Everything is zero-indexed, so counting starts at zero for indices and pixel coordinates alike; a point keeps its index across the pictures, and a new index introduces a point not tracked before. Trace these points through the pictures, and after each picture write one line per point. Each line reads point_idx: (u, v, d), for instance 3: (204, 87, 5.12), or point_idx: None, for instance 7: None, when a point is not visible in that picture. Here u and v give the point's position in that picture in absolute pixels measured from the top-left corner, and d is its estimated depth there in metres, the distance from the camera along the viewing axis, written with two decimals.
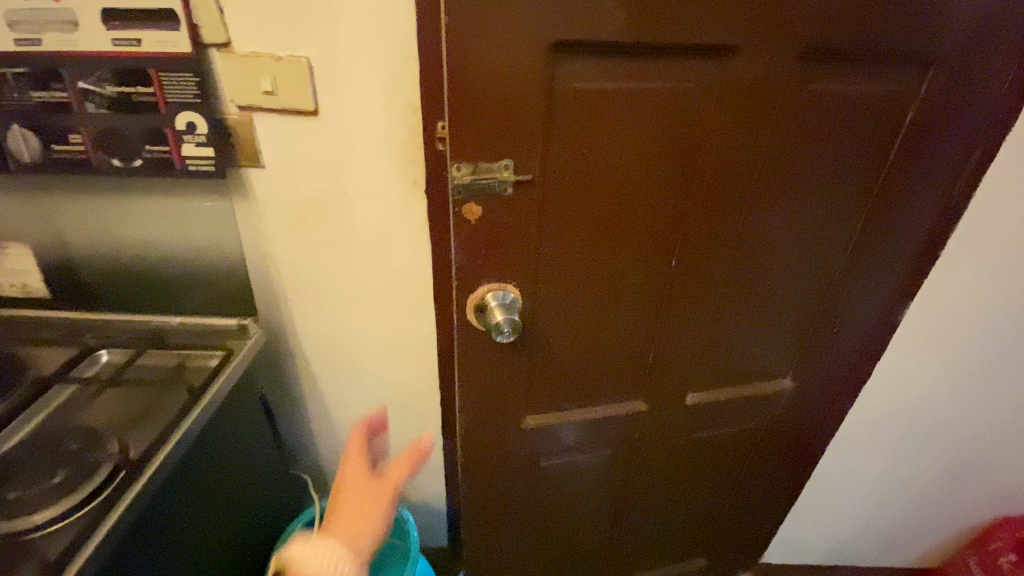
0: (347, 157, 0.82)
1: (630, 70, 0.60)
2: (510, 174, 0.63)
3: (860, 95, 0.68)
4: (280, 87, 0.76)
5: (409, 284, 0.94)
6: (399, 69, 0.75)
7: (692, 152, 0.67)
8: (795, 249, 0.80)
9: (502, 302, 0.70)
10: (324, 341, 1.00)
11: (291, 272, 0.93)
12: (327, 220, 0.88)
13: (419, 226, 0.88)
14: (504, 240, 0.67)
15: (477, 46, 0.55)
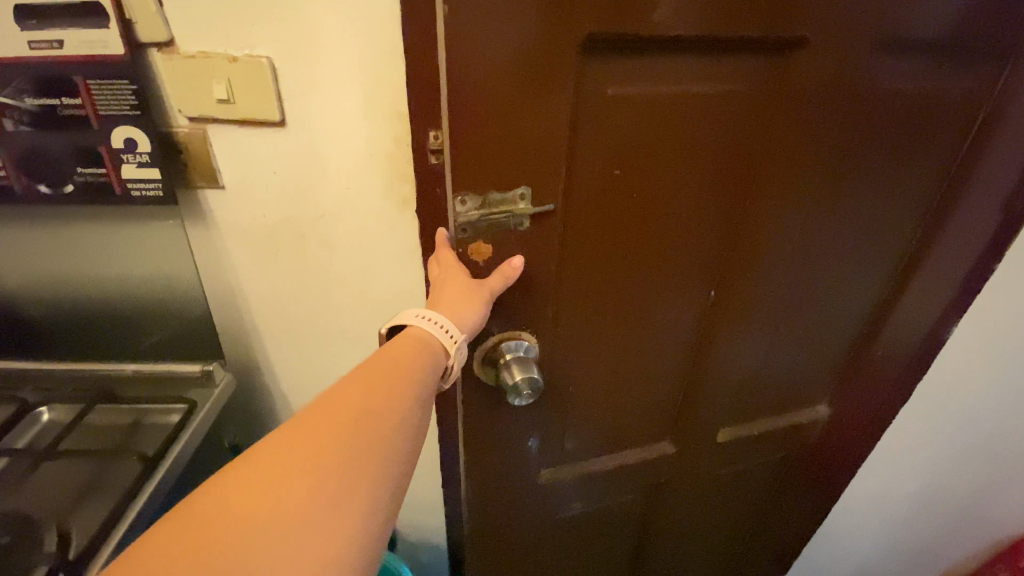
0: (323, 177, 0.70)
1: (672, 76, 0.49)
2: (528, 204, 0.52)
3: (928, 93, 0.58)
4: (237, 94, 0.63)
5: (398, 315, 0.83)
6: (382, 70, 0.63)
7: (738, 170, 0.57)
8: (841, 269, 0.70)
9: (516, 352, 0.59)
10: (305, 381, 0.89)
11: (268, 311, 0.81)
12: (307, 250, 0.76)
13: (409, 250, 0.76)
14: (519, 280, 0.56)
15: (486, 49, 0.43)
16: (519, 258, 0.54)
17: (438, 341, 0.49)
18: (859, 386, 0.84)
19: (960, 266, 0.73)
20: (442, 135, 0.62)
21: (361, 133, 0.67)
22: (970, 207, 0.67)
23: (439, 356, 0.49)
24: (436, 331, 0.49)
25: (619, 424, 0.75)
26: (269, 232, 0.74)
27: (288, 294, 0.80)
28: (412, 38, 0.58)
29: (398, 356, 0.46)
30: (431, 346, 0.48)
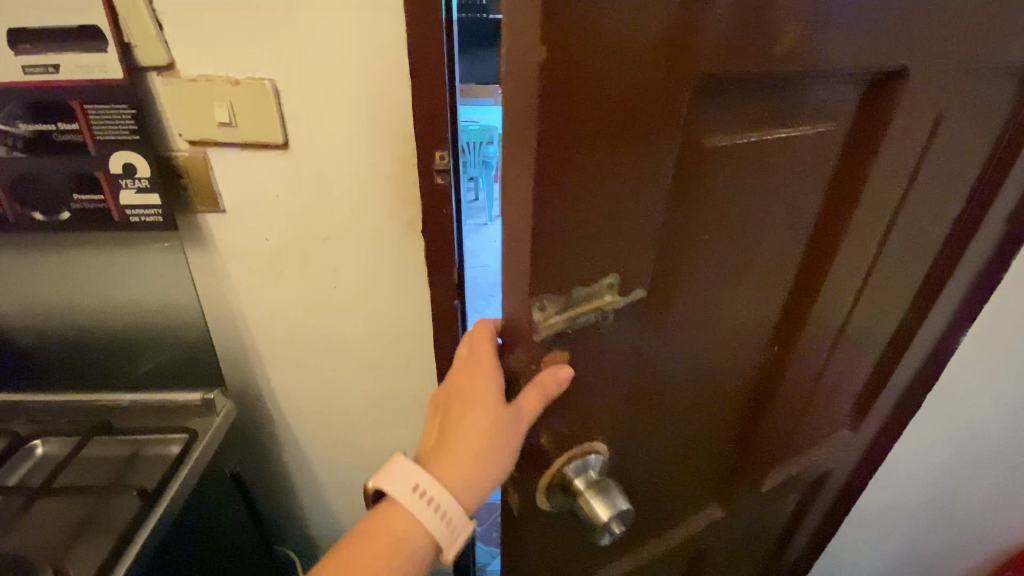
0: (326, 198, 0.69)
1: (760, 115, 0.44)
2: (616, 293, 0.43)
3: (970, 116, 0.55)
4: (240, 117, 0.63)
5: (403, 335, 0.81)
6: (388, 90, 0.61)
7: (804, 210, 0.54)
8: (879, 295, 0.67)
9: (587, 474, 0.52)
10: (310, 400, 0.88)
11: (278, 339, 0.81)
12: (315, 278, 0.75)
13: (416, 271, 0.75)
14: (599, 371, 0.48)
15: (585, 109, 0.34)
16: (566, 369, 0.44)
17: (431, 530, 0.45)
18: (872, 399, 0.82)
19: (966, 274, 0.72)
20: (448, 155, 0.63)
21: (366, 154, 0.66)
22: (985, 216, 0.66)
23: (428, 549, 0.46)
24: (430, 518, 0.45)
25: (659, 488, 0.66)
26: (274, 259, 0.73)
27: (297, 322, 0.79)
28: (419, 59, 0.58)
29: (389, 542, 0.45)
30: (423, 537, 0.46)
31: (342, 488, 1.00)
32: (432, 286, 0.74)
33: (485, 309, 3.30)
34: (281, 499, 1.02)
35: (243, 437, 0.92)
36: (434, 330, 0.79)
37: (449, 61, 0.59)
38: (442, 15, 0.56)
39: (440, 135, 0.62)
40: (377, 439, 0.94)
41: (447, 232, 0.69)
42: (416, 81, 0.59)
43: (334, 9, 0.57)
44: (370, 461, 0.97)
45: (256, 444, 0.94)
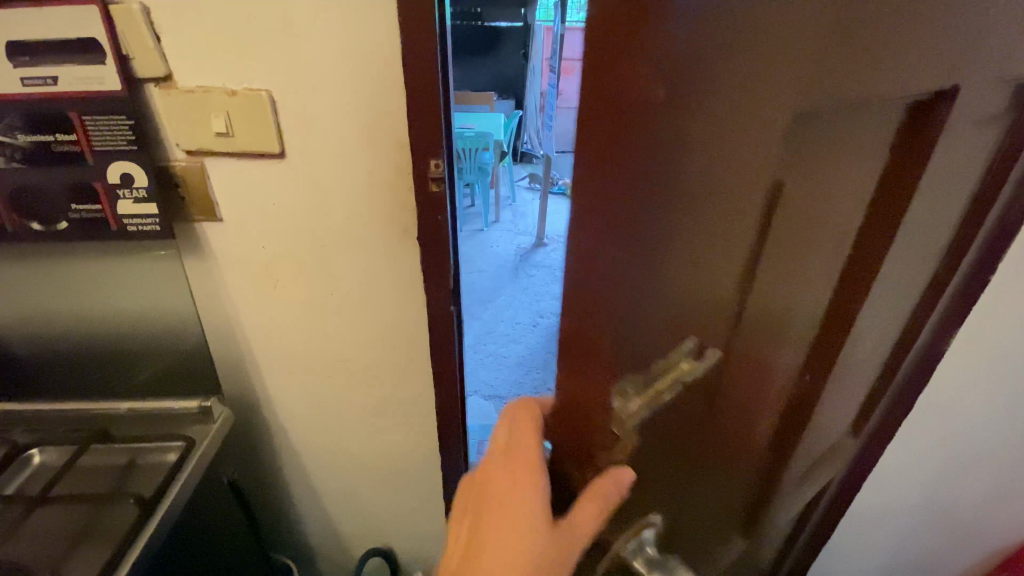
0: (322, 206, 0.69)
1: (847, 146, 0.40)
2: (694, 360, 0.40)
3: (994, 123, 0.53)
4: (237, 128, 0.63)
5: (400, 341, 0.82)
6: (382, 100, 0.63)
7: (868, 240, 0.50)
8: (902, 305, 0.65)
9: (644, 549, 0.46)
10: (308, 406, 0.89)
11: (275, 345, 0.81)
12: (312, 284, 0.76)
13: (412, 277, 0.75)
14: (669, 437, 0.43)
15: (686, 171, 0.30)
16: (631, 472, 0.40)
17: None
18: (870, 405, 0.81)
19: (954, 276, 0.73)
20: (442, 163, 0.64)
21: (361, 163, 0.67)
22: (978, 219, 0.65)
23: None
24: None
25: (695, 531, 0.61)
26: (272, 266, 0.74)
27: (295, 328, 0.80)
28: (412, 69, 0.59)
29: None
30: None
31: (339, 495, 1.01)
32: (427, 292, 0.75)
33: (483, 314, 3.31)
34: (278, 507, 1.02)
35: (240, 444, 0.93)
36: (430, 335, 0.80)
37: (441, 71, 0.61)
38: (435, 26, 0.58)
39: (434, 143, 0.63)
40: (375, 446, 0.94)
41: (442, 238, 0.70)
42: (410, 89, 0.60)
43: (329, 21, 0.58)
44: (367, 467, 0.97)
45: (253, 452, 0.94)
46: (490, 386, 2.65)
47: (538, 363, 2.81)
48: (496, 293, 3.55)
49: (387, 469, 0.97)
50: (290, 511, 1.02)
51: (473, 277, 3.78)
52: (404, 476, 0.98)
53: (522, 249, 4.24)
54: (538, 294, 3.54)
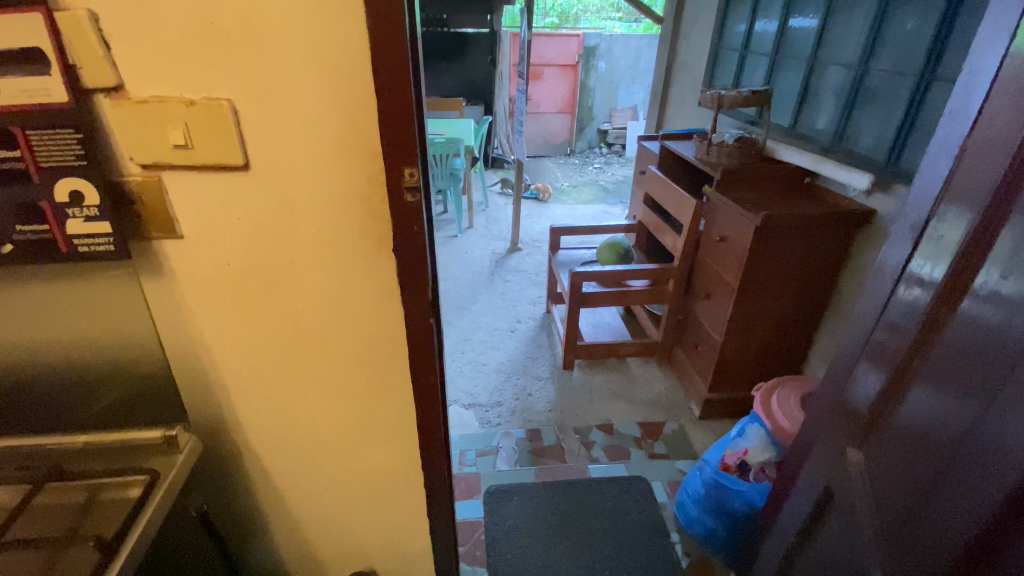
0: (288, 220, 0.66)
1: None
2: None
3: None
4: (197, 140, 0.60)
5: (377, 356, 0.79)
6: (351, 106, 0.60)
7: None
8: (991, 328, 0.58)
9: None
10: (279, 428, 0.85)
11: (246, 363, 0.78)
12: (285, 300, 0.73)
13: (387, 289, 0.73)
14: None
15: None
16: None
17: None
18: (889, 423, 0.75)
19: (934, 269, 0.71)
20: (417, 171, 0.63)
21: (331, 173, 0.64)
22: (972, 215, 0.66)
23: None
24: None
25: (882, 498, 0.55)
26: (240, 283, 0.71)
27: (266, 345, 0.76)
28: (382, 76, 0.58)
29: None
30: None
31: (316, 520, 0.96)
32: (405, 303, 0.73)
33: (458, 322, 3.28)
34: (251, 536, 0.97)
35: (209, 472, 0.88)
36: (409, 349, 0.78)
37: (412, 77, 0.59)
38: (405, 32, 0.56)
39: (408, 152, 0.62)
40: (353, 466, 0.91)
41: (418, 248, 0.69)
42: (382, 96, 0.59)
43: (291, 29, 0.56)
44: (344, 489, 0.93)
45: (222, 479, 0.89)
46: (470, 394, 2.62)
47: (517, 369, 2.80)
48: (471, 300, 3.53)
49: (366, 489, 0.94)
50: (265, 539, 0.97)
51: (448, 285, 3.75)
52: (385, 496, 0.95)
53: (496, 255, 4.24)
54: (513, 299, 3.53)
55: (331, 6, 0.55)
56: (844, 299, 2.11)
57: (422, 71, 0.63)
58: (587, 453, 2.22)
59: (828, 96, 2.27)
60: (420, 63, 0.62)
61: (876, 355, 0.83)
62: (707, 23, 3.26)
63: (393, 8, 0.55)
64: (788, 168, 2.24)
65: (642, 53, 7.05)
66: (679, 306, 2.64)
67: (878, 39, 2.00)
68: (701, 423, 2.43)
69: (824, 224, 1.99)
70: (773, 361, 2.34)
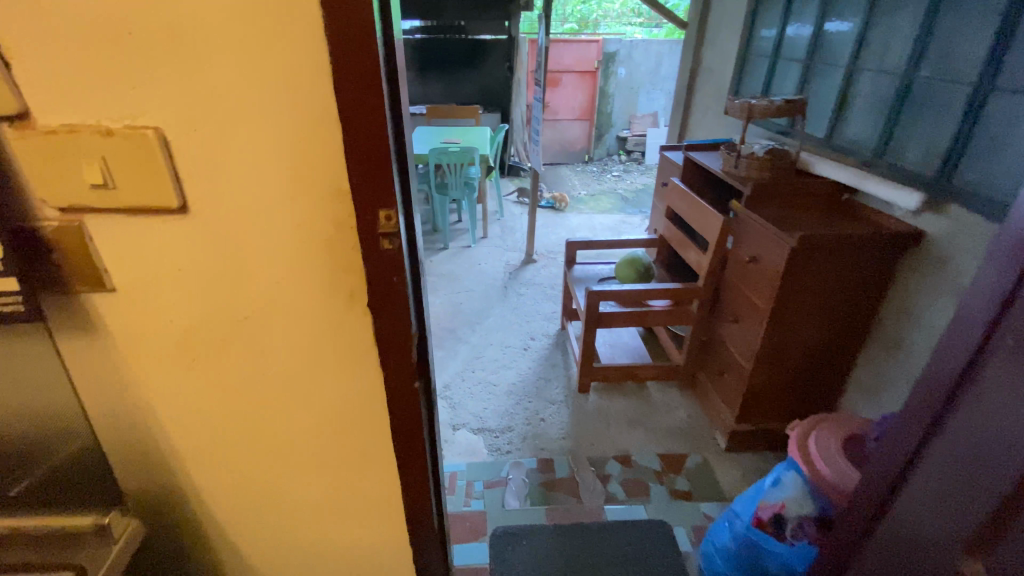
0: (240, 270, 0.55)
1: None
2: None
3: None
4: (120, 176, 0.48)
5: (352, 423, 0.67)
6: (308, 135, 0.48)
7: None
8: None
9: None
10: (244, 499, 0.73)
11: (206, 431, 0.66)
12: (245, 361, 0.61)
13: (362, 350, 0.60)
14: None
15: None
16: None
17: None
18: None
19: None
20: (395, 214, 0.51)
21: (288, 214, 0.52)
22: None
23: None
24: None
25: None
26: (188, 342, 0.59)
27: (225, 409, 0.65)
28: (347, 97, 0.45)
29: None
30: None
31: None
32: (385, 365, 0.61)
33: (470, 338, 3.16)
34: None
35: (165, 545, 0.77)
36: (391, 416, 0.66)
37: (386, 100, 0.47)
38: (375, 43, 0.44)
39: (384, 189, 0.49)
40: (330, 540, 0.78)
41: (396, 304, 0.56)
42: (349, 125, 0.47)
43: (228, 39, 0.44)
44: (321, 563, 0.81)
45: (180, 553, 0.78)
46: (479, 418, 2.48)
47: (529, 391, 2.66)
48: (484, 314, 3.42)
49: (345, 564, 0.81)
50: None
51: (459, 298, 3.64)
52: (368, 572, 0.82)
53: (510, 267, 4.11)
54: (526, 315, 3.40)
55: (281, 8, 0.43)
56: (890, 327, 1.95)
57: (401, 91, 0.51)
58: (603, 488, 2.08)
59: (870, 106, 2.09)
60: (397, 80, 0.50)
61: (974, 433, 0.70)
62: (734, 27, 3.10)
63: (359, 11, 0.43)
64: (824, 182, 2.07)
65: (663, 58, 6.87)
66: (703, 328, 2.47)
67: (927, 44, 1.82)
68: (727, 455, 2.26)
69: (869, 246, 1.82)
70: (806, 390, 2.17)
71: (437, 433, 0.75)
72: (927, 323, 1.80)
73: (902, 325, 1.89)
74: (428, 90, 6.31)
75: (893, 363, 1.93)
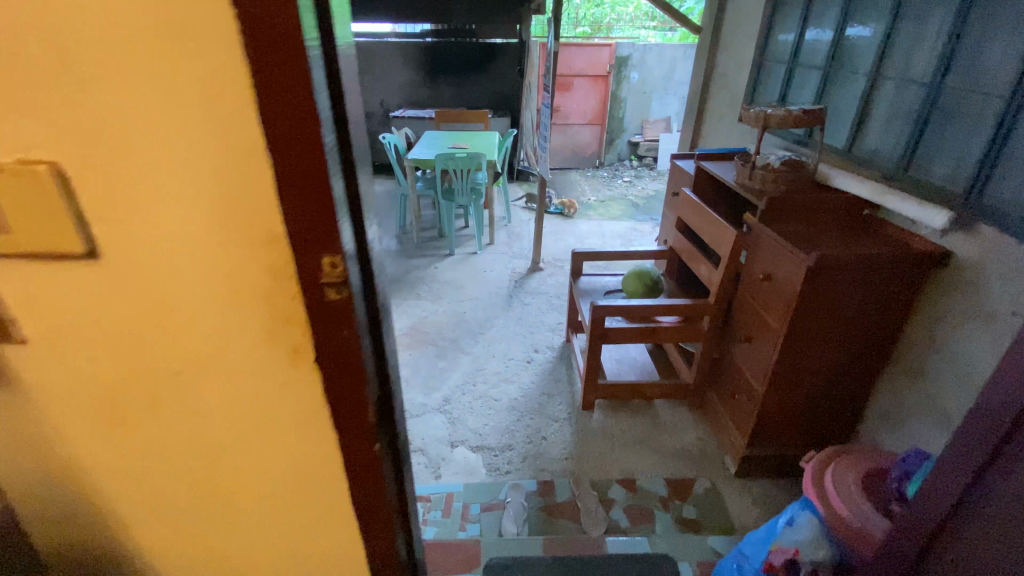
0: (165, 321, 0.48)
1: None
2: None
3: None
4: (19, 221, 0.44)
5: (303, 487, 0.59)
6: (232, 172, 0.42)
7: None
8: None
9: None
10: (196, 552, 0.67)
11: (145, 486, 0.60)
12: (180, 417, 0.54)
13: (309, 411, 0.53)
14: None
15: None
16: None
17: None
18: None
19: None
20: (341, 260, 0.44)
21: (215, 260, 0.45)
22: None
23: None
24: None
25: None
26: (115, 394, 0.53)
27: (162, 465, 0.59)
28: (278, 131, 0.40)
29: None
30: None
31: None
32: (338, 428, 0.54)
33: (472, 349, 3.09)
34: None
35: None
36: (347, 482, 0.58)
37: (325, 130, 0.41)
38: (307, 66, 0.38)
39: (327, 231, 0.43)
40: None
41: (345, 363, 0.49)
42: (282, 157, 0.41)
43: (130, 66, 0.39)
44: None
45: None
46: (478, 435, 2.41)
47: (531, 407, 2.57)
48: (487, 324, 3.34)
49: None
50: None
51: (463, 307, 3.57)
52: None
53: (516, 274, 4.04)
54: (531, 326, 3.31)
55: (188, 30, 0.38)
56: (915, 352, 1.85)
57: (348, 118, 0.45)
58: (605, 514, 1.99)
59: (893, 117, 1.98)
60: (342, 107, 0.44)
61: None
62: (750, 33, 2.99)
63: (285, 30, 0.37)
64: (844, 197, 1.96)
65: (677, 63, 6.77)
66: (713, 346, 2.37)
67: (954, 53, 1.71)
68: (737, 481, 2.15)
69: (893, 268, 1.72)
70: (824, 415, 2.06)
71: (407, 488, 0.68)
72: (956, 349, 1.70)
73: (929, 351, 1.80)
74: (438, 93, 6.26)
75: (919, 391, 1.84)
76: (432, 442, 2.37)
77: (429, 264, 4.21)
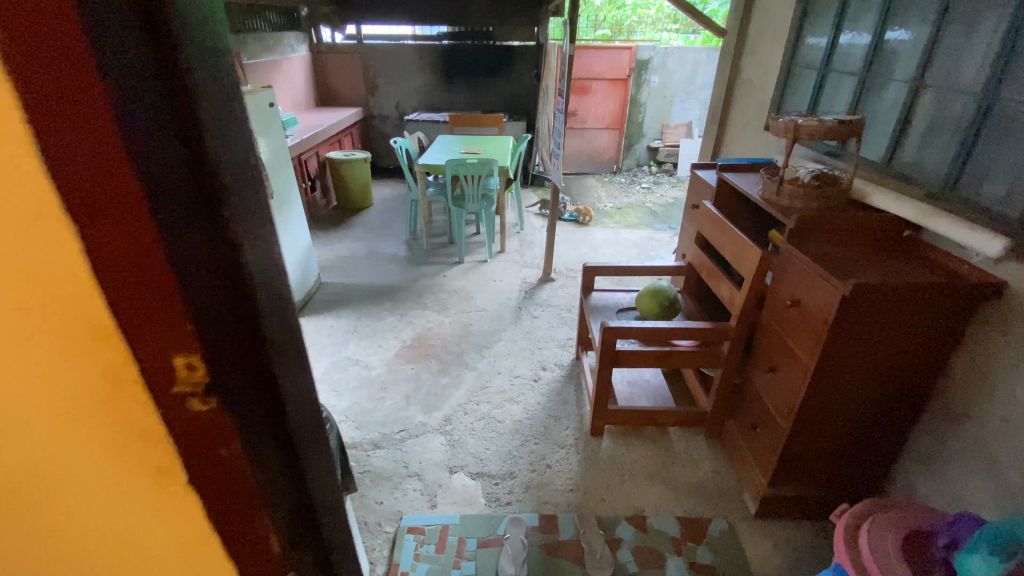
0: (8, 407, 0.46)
1: None
2: None
3: None
4: None
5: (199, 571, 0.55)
6: (52, 270, 0.38)
7: None
8: None
9: None
10: None
11: (30, 534, 0.56)
12: (41, 469, 0.50)
13: (187, 500, 0.50)
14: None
15: None
16: None
17: None
18: None
19: None
20: (199, 364, 0.41)
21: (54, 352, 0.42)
22: None
23: None
24: None
25: None
26: None
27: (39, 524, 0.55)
28: (96, 234, 0.35)
29: None
30: None
31: None
32: (225, 521, 0.50)
33: (477, 364, 2.96)
34: None
35: None
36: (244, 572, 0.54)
37: (143, 168, 0.34)
38: (102, 99, 0.31)
39: (175, 338, 0.39)
40: None
41: (216, 462, 0.46)
42: (93, 208, 0.34)
43: None
44: None
45: None
46: (479, 461, 2.27)
47: (536, 431, 2.43)
48: (494, 337, 3.22)
49: None
50: None
51: (470, 318, 3.44)
52: None
53: (526, 285, 3.91)
54: (539, 340, 3.18)
55: None
56: (961, 391, 1.66)
57: (202, 162, 0.37)
58: (612, 557, 1.84)
59: (939, 129, 1.80)
60: (191, 140, 0.36)
61: None
62: (779, 36, 2.81)
63: (63, 67, 0.30)
64: (883, 217, 1.78)
65: (700, 66, 6.55)
66: (733, 372, 2.20)
67: (1014, 60, 1.52)
68: (756, 522, 1.99)
69: (937, 299, 1.54)
70: (855, 456, 1.87)
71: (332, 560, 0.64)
72: (1010, 392, 1.51)
73: (977, 391, 1.61)
74: (453, 96, 6.17)
75: (965, 435, 1.65)
76: (430, 466, 2.25)
77: (438, 272, 4.10)
